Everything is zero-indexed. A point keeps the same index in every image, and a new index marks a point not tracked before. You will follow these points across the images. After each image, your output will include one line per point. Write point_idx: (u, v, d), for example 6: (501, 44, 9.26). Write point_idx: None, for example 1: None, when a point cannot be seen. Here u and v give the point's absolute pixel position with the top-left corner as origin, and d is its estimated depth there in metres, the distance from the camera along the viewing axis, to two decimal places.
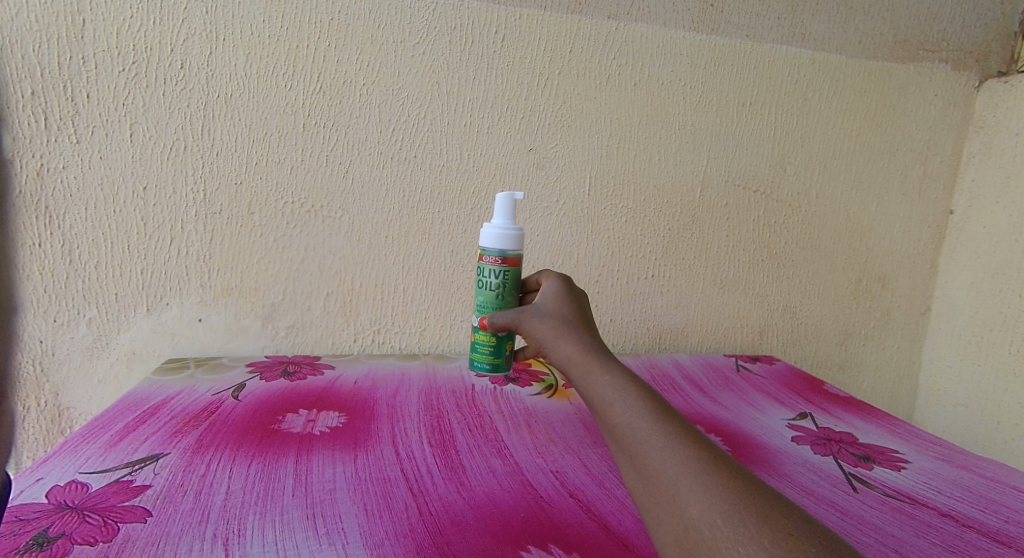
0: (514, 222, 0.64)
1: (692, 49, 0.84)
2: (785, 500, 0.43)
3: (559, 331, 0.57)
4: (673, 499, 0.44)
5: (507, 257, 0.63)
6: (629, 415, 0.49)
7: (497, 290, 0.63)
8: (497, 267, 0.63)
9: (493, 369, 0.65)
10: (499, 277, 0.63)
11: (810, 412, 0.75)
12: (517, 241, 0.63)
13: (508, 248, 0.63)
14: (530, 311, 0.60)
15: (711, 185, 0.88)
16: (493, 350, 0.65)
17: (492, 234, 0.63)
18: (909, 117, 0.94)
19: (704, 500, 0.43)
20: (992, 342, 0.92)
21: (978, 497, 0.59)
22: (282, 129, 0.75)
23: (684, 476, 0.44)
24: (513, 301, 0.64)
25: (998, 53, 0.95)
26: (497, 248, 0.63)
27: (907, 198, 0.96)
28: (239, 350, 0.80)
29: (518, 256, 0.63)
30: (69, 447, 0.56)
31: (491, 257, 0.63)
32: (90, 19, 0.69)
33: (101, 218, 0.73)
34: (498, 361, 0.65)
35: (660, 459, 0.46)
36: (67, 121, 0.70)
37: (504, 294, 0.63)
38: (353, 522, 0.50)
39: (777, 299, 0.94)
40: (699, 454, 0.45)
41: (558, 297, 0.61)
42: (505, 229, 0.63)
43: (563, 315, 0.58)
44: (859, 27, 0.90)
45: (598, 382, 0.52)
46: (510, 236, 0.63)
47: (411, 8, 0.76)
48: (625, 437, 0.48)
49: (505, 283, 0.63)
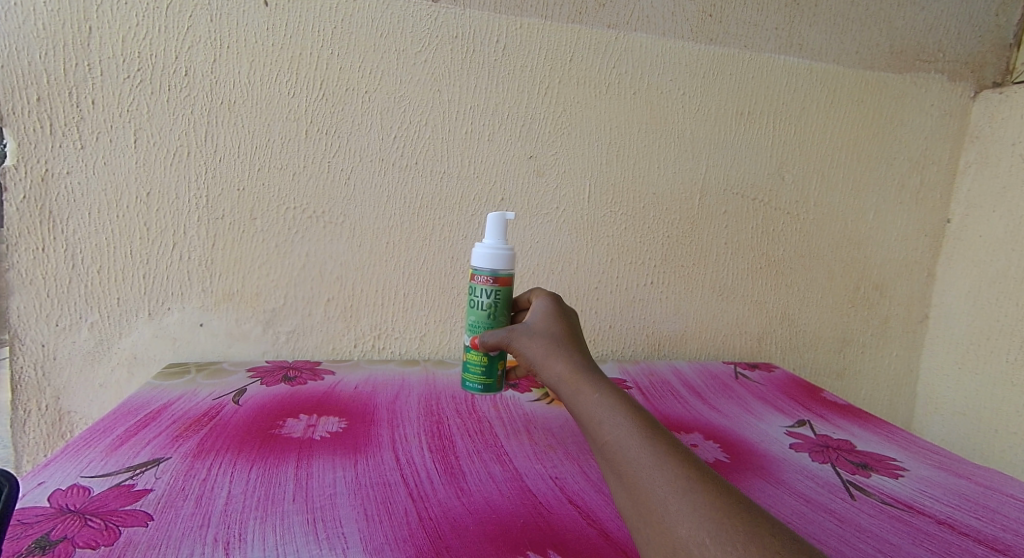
0: (505, 241, 0.65)
1: (691, 58, 0.85)
2: (772, 519, 0.43)
3: (549, 350, 0.57)
4: (663, 518, 0.44)
5: (498, 276, 0.64)
6: (617, 433, 0.49)
7: (488, 310, 0.64)
8: (488, 286, 0.64)
9: (485, 389, 0.67)
10: (491, 297, 0.64)
11: (809, 419, 0.76)
12: (507, 262, 0.64)
13: (499, 268, 0.64)
14: (520, 330, 0.60)
15: (710, 193, 0.89)
16: (485, 371, 0.67)
17: (483, 253, 0.64)
18: (906, 126, 0.95)
19: (692, 519, 0.43)
20: (989, 350, 0.93)
21: (975, 505, 0.59)
22: (285, 135, 0.76)
23: (673, 494, 0.45)
24: (505, 319, 0.65)
25: (993, 65, 0.96)
26: (488, 267, 0.64)
27: (904, 207, 0.97)
28: (239, 355, 0.80)
29: (510, 275, 0.64)
30: (70, 451, 0.56)
31: (482, 276, 0.64)
32: (97, 27, 0.69)
33: (103, 223, 0.73)
34: (489, 381, 0.67)
35: (649, 477, 0.46)
36: (72, 126, 0.70)
37: (494, 314, 0.64)
38: (353, 526, 0.50)
39: (776, 306, 0.95)
40: (687, 472, 0.46)
41: (547, 315, 0.61)
42: (495, 249, 0.64)
43: (552, 333, 0.59)
44: (855, 38, 0.90)
45: (587, 399, 0.52)
46: (500, 256, 0.64)
47: (412, 17, 0.76)
48: (614, 455, 0.48)
49: (496, 302, 0.64)
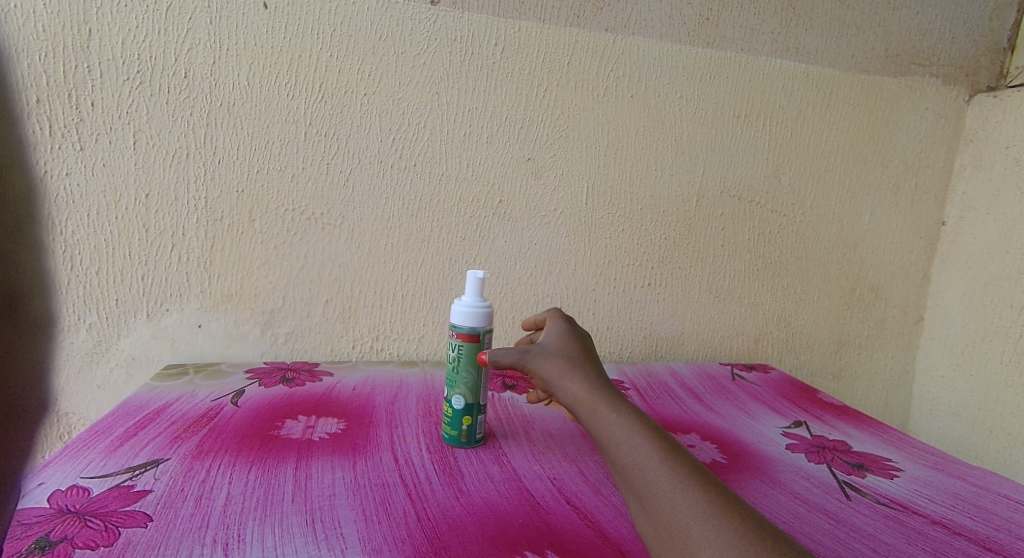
0: (482, 298, 0.60)
1: (689, 61, 0.85)
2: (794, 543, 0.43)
3: (565, 370, 0.58)
4: (686, 543, 0.44)
5: (461, 333, 0.59)
6: (637, 456, 0.50)
7: (452, 364, 0.60)
8: (452, 340, 0.60)
9: (450, 440, 0.62)
10: (454, 351, 0.59)
11: (805, 420, 0.76)
12: (487, 319, 0.59)
13: (466, 325, 0.59)
14: (535, 350, 0.59)
15: (707, 195, 0.89)
16: (450, 421, 0.62)
17: (455, 310, 0.60)
18: (902, 130, 0.95)
19: (717, 545, 0.43)
20: (983, 352, 0.94)
21: (969, 505, 0.60)
22: (284, 137, 0.76)
23: (695, 519, 0.45)
24: (470, 376, 0.59)
25: (987, 69, 0.97)
26: (455, 324, 0.59)
27: (900, 209, 0.97)
28: (237, 356, 0.80)
29: (478, 334, 0.59)
30: (69, 452, 0.57)
31: (451, 331, 0.60)
32: (96, 29, 0.70)
33: (103, 224, 0.73)
34: (453, 432, 0.62)
35: (671, 501, 0.46)
36: (72, 128, 0.71)
37: (457, 369, 0.59)
38: (352, 527, 0.50)
39: (772, 308, 0.95)
40: (708, 495, 0.46)
41: (562, 335, 0.62)
42: (466, 308, 0.59)
43: (568, 353, 0.59)
44: (851, 42, 0.91)
45: (605, 421, 0.53)
46: (468, 315, 0.59)
47: (411, 20, 0.77)
48: (634, 478, 0.49)
49: (458, 358, 0.59)
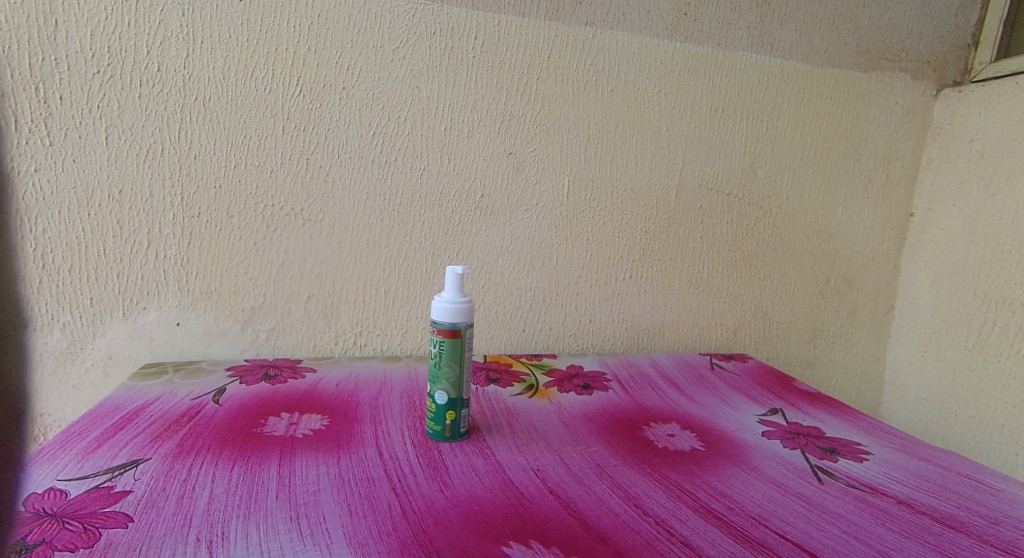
0: (462, 293, 0.60)
1: (667, 56, 0.86)
2: None
3: None
4: None
5: (442, 329, 0.59)
6: None
7: (434, 361, 0.60)
8: (434, 336, 0.60)
9: (434, 434, 0.63)
10: (436, 347, 0.59)
11: (781, 408, 0.78)
12: (468, 314, 0.59)
13: (446, 321, 0.59)
14: None
15: (686, 188, 0.91)
16: (434, 416, 0.62)
17: (435, 306, 0.60)
18: (872, 124, 0.98)
19: None
20: (949, 338, 0.97)
21: (934, 485, 0.62)
22: (262, 131, 0.75)
23: None
24: (453, 371, 0.59)
25: (953, 64, 0.99)
26: (434, 320, 0.60)
27: (870, 201, 1.00)
28: (217, 354, 0.79)
29: (458, 329, 0.59)
30: (45, 454, 0.56)
31: (432, 328, 0.60)
32: (63, 20, 0.68)
33: (75, 221, 0.72)
34: (437, 427, 0.62)
35: None
36: (40, 123, 0.69)
37: (440, 364, 0.59)
38: (337, 522, 0.50)
39: (749, 298, 0.97)
40: None
41: None
42: (445, 303, 0.59)
43: None
44: (824, 37, 0.93)
45: None
46: (447, 310, 0.59)
47: (390, 13, 0.76)
48: None
49: (440, 353, 0.59)
